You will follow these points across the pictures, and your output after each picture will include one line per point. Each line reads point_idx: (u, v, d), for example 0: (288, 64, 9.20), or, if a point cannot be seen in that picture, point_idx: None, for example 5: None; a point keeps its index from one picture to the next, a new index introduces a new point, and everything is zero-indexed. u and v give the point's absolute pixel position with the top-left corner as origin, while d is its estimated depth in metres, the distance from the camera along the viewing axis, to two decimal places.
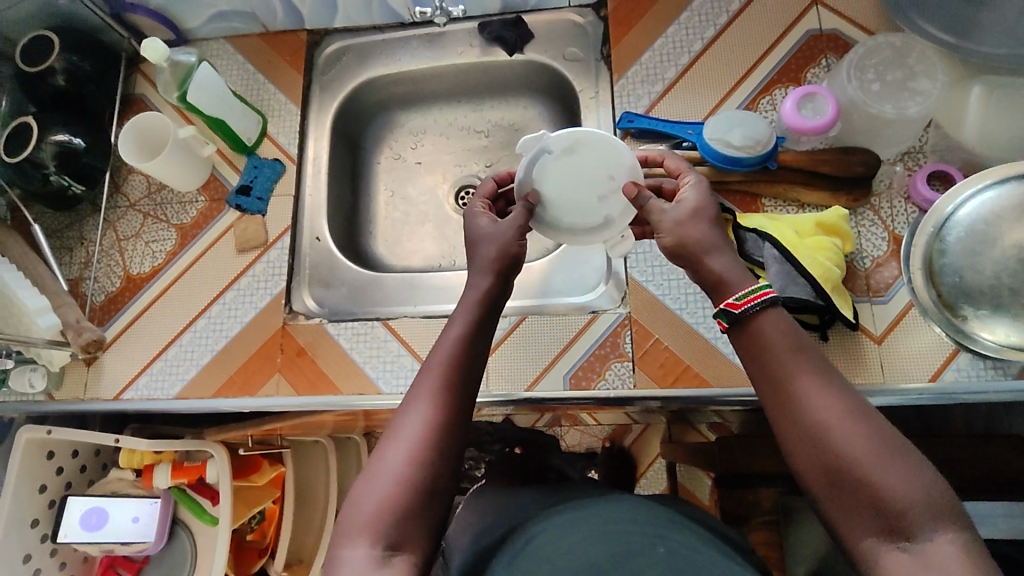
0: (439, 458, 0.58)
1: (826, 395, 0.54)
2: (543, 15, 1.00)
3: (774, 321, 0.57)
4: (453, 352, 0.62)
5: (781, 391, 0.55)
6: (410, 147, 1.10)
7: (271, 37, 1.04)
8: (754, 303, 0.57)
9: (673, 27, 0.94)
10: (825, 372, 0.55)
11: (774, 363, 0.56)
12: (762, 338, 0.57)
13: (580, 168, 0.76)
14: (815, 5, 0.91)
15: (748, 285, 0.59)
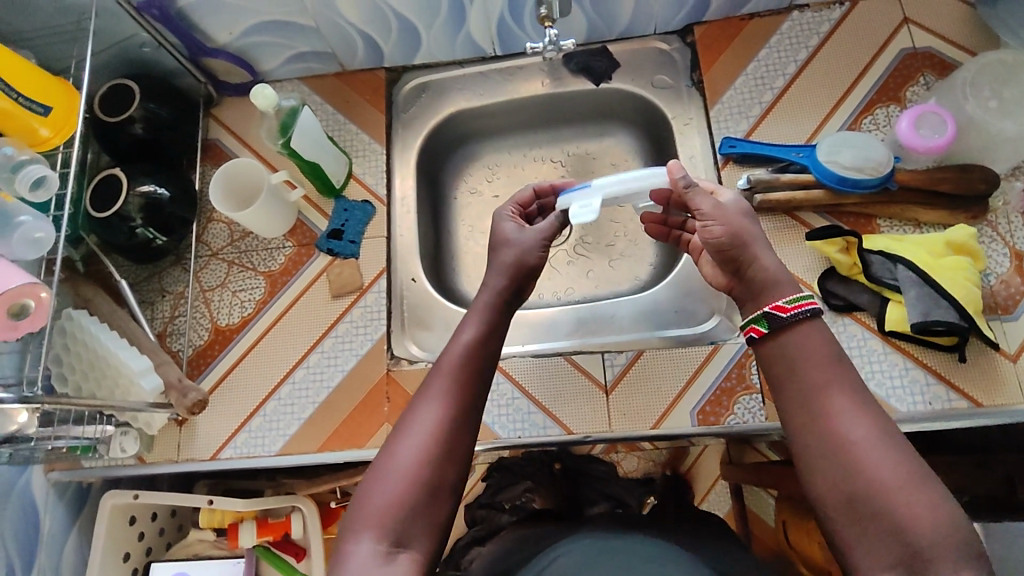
0: (445, 460, 0.57)
1: (849, 413, 0.53)
2: (629, 44, 0.99)
3: (816, 332, 0.57)
4: (463, 352, 0.62)
5: (806, 404, 0.55)
6: (487, 181, 1.07)
7: (348, 75, 1.02)
8: (804, 311, 0.57)
9: (765, 51, 0.93)
10: (855, 392, 0.55)
11: (804, 376, 0.56)
12: (793, 349, 0.57)
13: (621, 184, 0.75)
14: (906, 24, 0.91)
15: (791, 290, 0.59)
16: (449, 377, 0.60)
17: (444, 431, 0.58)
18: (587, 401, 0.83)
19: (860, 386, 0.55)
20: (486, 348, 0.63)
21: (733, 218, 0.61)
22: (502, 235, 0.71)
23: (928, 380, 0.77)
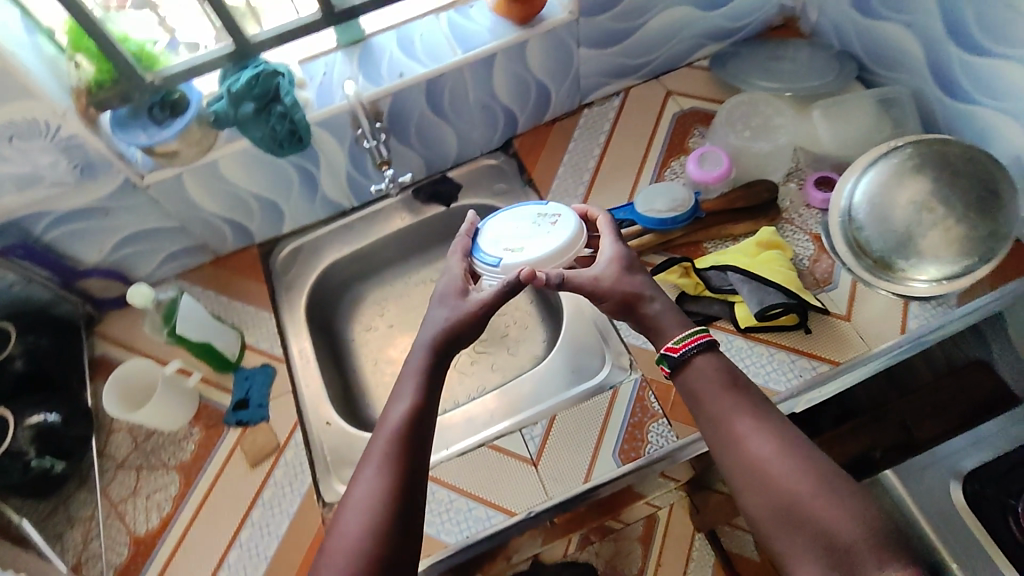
0: (392, 531, 0.59)
1: (755, 433, 0.63)
2: (464, 167, 1.14)
3: (708, 364, 0.68)
4: (403, 413, 0.66)
5: (722, 436, 0.65)
6: (378, 315, 1.15)
7: (224, 260, 1.10)
8: (691, 347, 0.69)
9: (574, 143, 1.12)
10: (758, 412, 0.64)
11: (712, 409, 0.66)
12: (698, 387, 0.68)
13: (533, 245, 0.79)
14: (670, 96, 1.13)
15: (682, 330, 0.71)
16: (389, 440, 0.64)
17: (390, 502, 0.60)
18: (520, 479, 0.86)
19: (761, 411, 0.64)
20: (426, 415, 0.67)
21: (613, 284, 0.74)
22: (447, 286, 0.77)
23: (792, 357, 0.88)
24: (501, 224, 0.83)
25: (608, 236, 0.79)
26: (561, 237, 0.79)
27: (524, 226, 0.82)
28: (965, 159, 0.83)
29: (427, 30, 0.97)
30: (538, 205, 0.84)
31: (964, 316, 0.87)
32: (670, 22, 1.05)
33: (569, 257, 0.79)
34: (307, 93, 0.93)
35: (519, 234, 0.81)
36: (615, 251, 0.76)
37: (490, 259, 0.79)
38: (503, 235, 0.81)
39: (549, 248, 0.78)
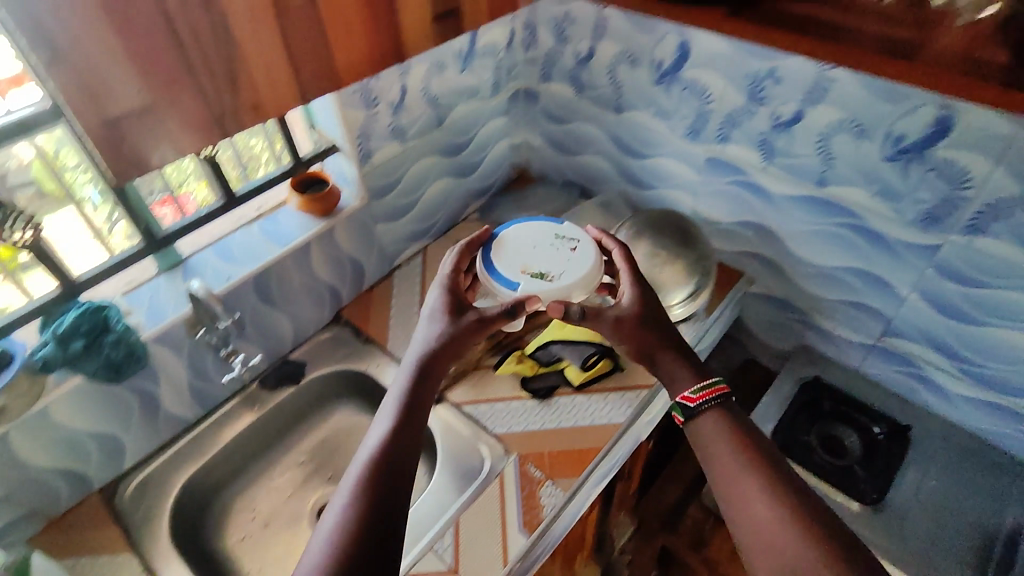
0: (381, 522, 0.65)
1: (760, 495, 0.67)
2: (303, 346, 1.24)
3: (719, 418, 0.75)
4: (383, 437, 0.73)
5: (727, 492, 0.70)
6: (251, 517, 1.11)
7: (59, 521, 1.00)
8: (708, 399, 0.76)
9: (395, 299, 1.29)
10: (766, 471, 0.69)
11: (728, 463, 0.71)
12: (712, 440, 0.74)
13: (556, 265, 0.90)
14: (460, 243, 1.39)
15: (699, 381, 0.79)
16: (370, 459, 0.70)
17: (383, 497, 0.67)
18: None
19: (778, 475, 0.69)
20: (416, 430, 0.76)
21: (632, 326, 0.84)
22: (438, 303, 0.86)
23: (621, 393, 1.08)
24: (519, 242, 0.95)
25: (632, 281, 0.88)
26: (578, 262, 0.91)
27: (541, 253, 0.93)
28: (666, 219, 1.17)
29: (243, 240, 1.11)
30: (553, 227, 0.97)
31: (713, 322, 1.19)
32: (442, 189, 1.35)
33: (592, 279, 0.90)
34: (137, 316, 1.00)
35: (536, 257, 0.92)
36: (635, 296, 0.87)
37: (508, 278, 0.89)
38: (520, 259, 0.92)
39: (569, 274, 0.89)
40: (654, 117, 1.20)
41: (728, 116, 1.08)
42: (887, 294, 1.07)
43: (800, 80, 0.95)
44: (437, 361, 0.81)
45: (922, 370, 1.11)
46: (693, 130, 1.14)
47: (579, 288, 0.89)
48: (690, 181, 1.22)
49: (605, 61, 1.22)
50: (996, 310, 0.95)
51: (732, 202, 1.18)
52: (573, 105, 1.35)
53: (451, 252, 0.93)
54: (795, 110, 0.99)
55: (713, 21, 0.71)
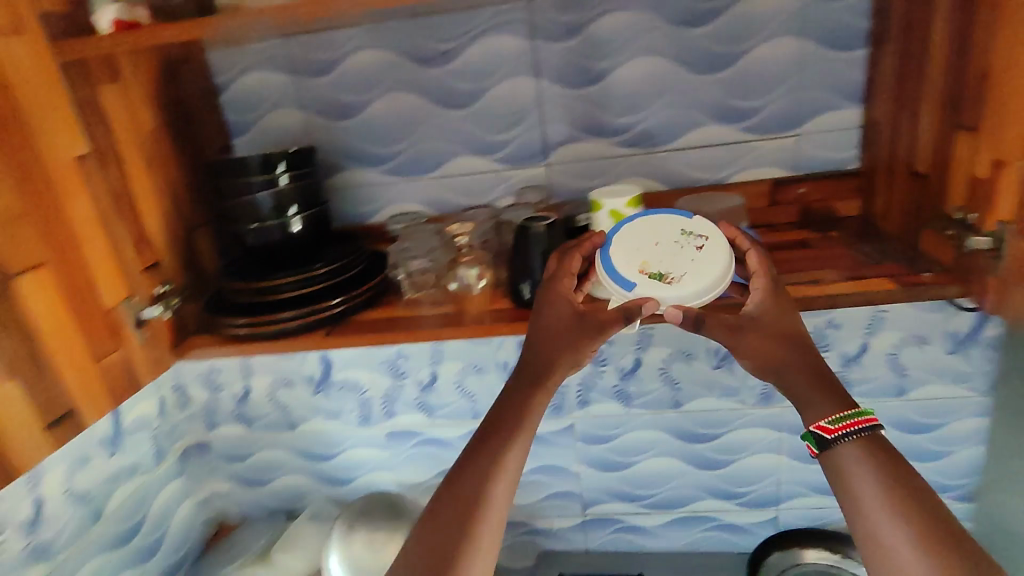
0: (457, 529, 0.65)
1: (908, 550, 0.59)
2: None
3: (864, 449, 0.66)
4: (479, 447, 0.71)
5: (874, 544, 0.61)
6: None
7: None
8: (849, 430, 0.66)
9: None
10: (916, 516, 0.60)
11: (869, 510, 0.62)
12: (854, 479, 0.65)
13: (680, 264, 0.78)
14: None
15: (837, 408, 0.69)
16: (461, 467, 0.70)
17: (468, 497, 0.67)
18: None
19: (934, 525, 0.60)
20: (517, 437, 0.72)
21: (770, 323, 0.75)
22: (559, 286, 0.79)
23: None
24: (637, 240, 0.81)
25: (766, 295, 0.76)
26: (708, 268, 0.77)
27: (665, 247, 0.80)
28: (371, 501, 1.23)
29: None
30: (683, 222, 0.82)
31: None
32: None
33: (714, 292, 0.76)
34: None
35: (660, 256, 0.79)
36: (770, 311, 0.76)
37: (625, 276, 0.77)
38: (643, 250, 0.80)
39: (693, 279, 0.76)
40: (326, 420, 1.34)
41: (386, 396, 1.29)
42: (568, 475, 1.31)
43: (421, 354, 1.25)
44: (554, 361, 0.76)
45: (625, 520, 1.34)
46: (364, 417, 1.32)
47: (693, 297, 0.76)
48: (383, 460, 1.37)
49: (263, 392, 1.33)
50: (629, 451, 1.28)
51: (423, 461, 1.35)
52: (247, 440, 1.39)
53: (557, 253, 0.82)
54: (429, 374, 1.26)
55: (319, 341, 0.90)
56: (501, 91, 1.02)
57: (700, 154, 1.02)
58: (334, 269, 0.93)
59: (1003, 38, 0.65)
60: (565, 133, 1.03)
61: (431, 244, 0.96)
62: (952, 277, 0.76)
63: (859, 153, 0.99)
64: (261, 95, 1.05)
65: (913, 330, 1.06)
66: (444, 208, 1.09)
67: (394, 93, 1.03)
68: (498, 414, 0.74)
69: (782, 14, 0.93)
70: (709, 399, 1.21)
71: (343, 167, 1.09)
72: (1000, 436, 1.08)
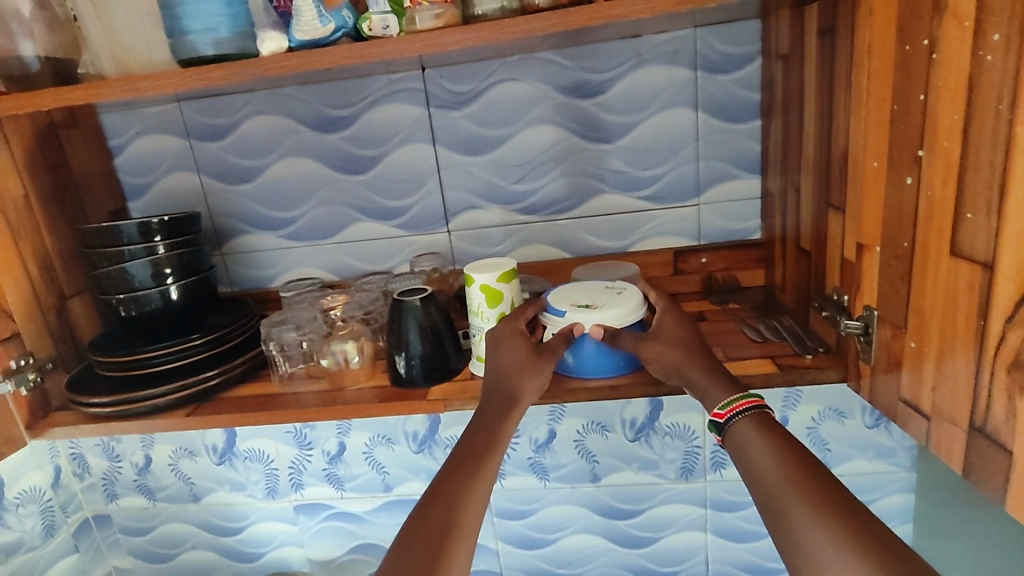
0: (440, 537, 0.61)
1: (795, 498, 0.57)
2: None
3: (759, 423, 0.66)
4: (454, 462, 0.68)
5: (770, 506, 0.59)
6: None
7: None
8: (738, 411, 0.67)
9: None
10: (806, 475, 0.59)
11: (761, 467, 0.62)
12: (748, 450, 0.64)
13: (604, 297, 0.82)
14: None
15: (728, 393, 0.70)
16: (441, 480, 0.67)
17: (448, 505, 0.64)
18: None
19: (813, 467, 0.60)
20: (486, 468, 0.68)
21: (673, 331, 0.77)
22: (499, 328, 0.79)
23: None
24: (569, 289, 0.86)
25: (667, 310, 0.80)
26: (629, 298, 0.81)
27: (593, 290, 0.84)
28: None
29: None
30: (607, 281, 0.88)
31: None
32: None
33: (638, 316, 0.79)
34: None
35: (587, 295, 0.83)
36: (671, 317, 0.79)
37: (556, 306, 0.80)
38: (572, 294, 0.84)
39: (616, 304, 0.79)
40: (231, 491, 1.25)
41: (292, 467, 1.22)
42: (486, 553, 1.24)
43: (328, 424, 1.19)
44: (524, 383, 0.74)
45: None
46: (270, 489, 1.24)
47: (618, 314, 0.78)
48: (292, 534, 1.28)
49: (164, 462, 1.24)
50: (549, 526, 1.21)
51: (336, 535, 1.27)
52: (149, 513, 1.29)
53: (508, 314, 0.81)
54: (337, 444, 1.20)
55: (182, 420, 0.84)
56: (398, 158, 1.00)
57: (601, 223, 0.99)
58: (213, 339, 0.88)
59: (856, 119, 0.62)
60: (464, 199, 1.01)
61: (306, 317, 0.89)
62: (831, 361, 0.73)
63: (759, 223, 0.98)
64: (156, 159, 1.03)
65: (830, 404, 1.01)
66: (344, 273, 1.06)
67: (289, 158, 1.01)
68: (463, 447, 0.70)
69: (675, 83, 0.92)
70: (627, 473, 1.16)
71: (241, 231, 1.06)
72: (925, 515, 1.03)
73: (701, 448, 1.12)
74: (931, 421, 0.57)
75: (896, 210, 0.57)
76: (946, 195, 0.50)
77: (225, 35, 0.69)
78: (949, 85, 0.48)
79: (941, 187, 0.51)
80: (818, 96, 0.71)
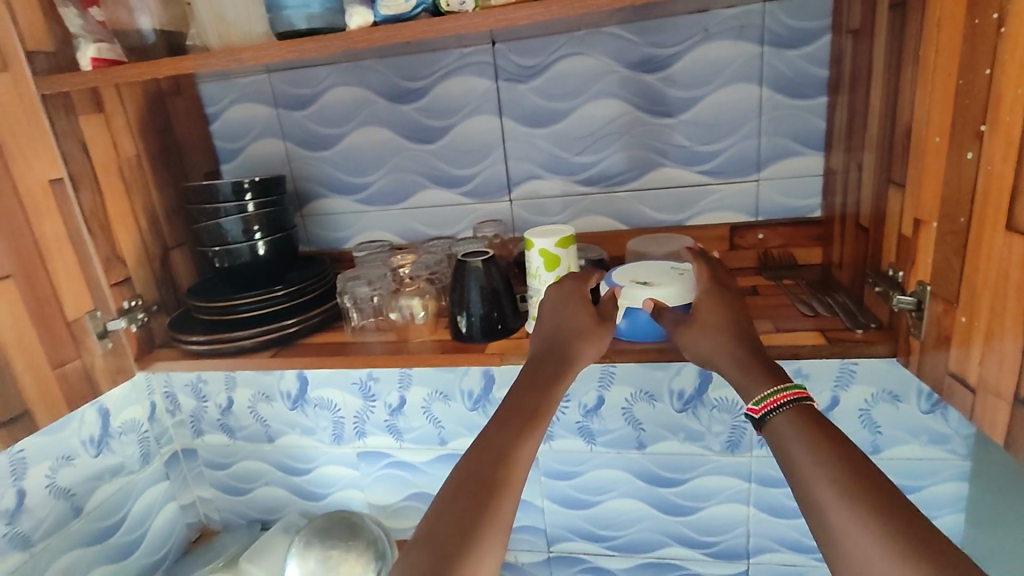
0: (496, 480, 0.64)
1: (834, 493, 0.56)
2: None
3: (796, 418, 0.64)
4: (509, 412, 0.71)
5: (808, 500, 0.58)
6: None
7: None
8: (774, 406, 0.66)
9: None
10: (846, 468, 0.58)
11: (799, 459, 0.61)
12: (786, 441, 0.63)
13: (664, 276, 0.85)
14: None
15: (765, 388, 0.68)
16: (497, 426, 0.70)
17: (505, 453, 0.67)
18: None
19: (855, 462, 0.58)
20: (533, 427, 0.71)
21: (711, 316, 0.77)
22: (557, 292, 0.82)
23: None
24: (636, 266, 0.90)
25: (707, 292, 0.80)
26: (688, 280, 0.83)
27: (657, 269, 0.88)
28: (330, 519, 1.21)
29: None
30: (675, 262, 0.90)
31: None
32: None
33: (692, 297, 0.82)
34: None
35: (648, 272, 0.87)
36: (709, 302, 0.78)
37: (614, 280, 0.86)
38: (637, 270, 0.88)
39: (672, 285, 0.83)
40: (302, 434, 1.37)
41: (357, 416, 1.32)
42: (532, 510, 1.30)
43: (390, 379, 1.28)
44: (580, 347, 0.78)
45: (590, 560, 1.32)
46: (337, 436, 1.35)
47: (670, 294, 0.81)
48: (354, 479, 1.38)
49: (244, 404, 1.36)
50: (593, 488, 1.26)
51: (394, 483, 1.36)
52: (229, 450, 1.42)
53: (571, 278, 0.84)
54: (398, 397, 1.28)
55: (266, 360, 0.94)
56: (466, 129, 1.05)
57: (660, 196, 1.02)
58: (293, 292, 0.97)
59: (921, 95, 0.63)
60: (527, 170, 1.05)
61: (377, 274, 0.98)
62: (882, 336, 0.75)
63: (821, 201, 0.98)
64: (247, 126, 1.12)
65: (883, 386, 1.00)
66: (412, 237, 1.13)
67: (365, 127, 1.08)
68: (511, 405, 0.72)
69: (742, 58, 0.93)
70: (673, 443, 1.19)
71: (319, 195, 1.14)
72: (978, 505, 1.02)
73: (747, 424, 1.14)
74: (977, 394, 0.58)
75: (955, 185, 0.58)
76: (1006, 170, 0.51)
77: (318, 10, 0.76)
78: (1016, 59, 0.49)
79: (1000, 162, 0.51)
80: (886, 71, 0.71)
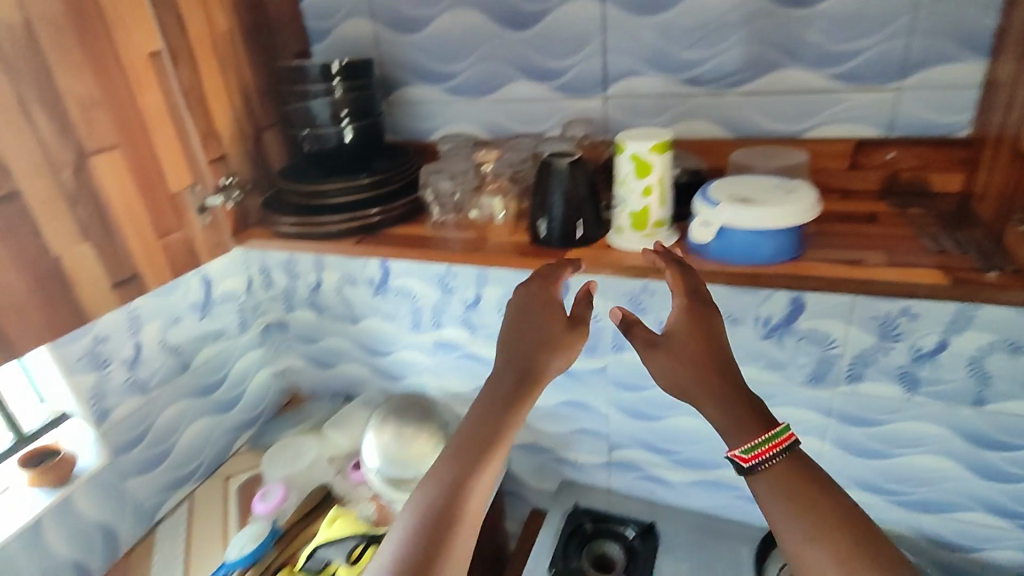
0: (448, 513, 0.65)
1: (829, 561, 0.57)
2: None
3: (784, 475, 0.61)
4: (468, 435, 0.70)
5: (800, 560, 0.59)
6: None
7: None
8: (761, 460, 0.62)
9: (156, 557, 1.20)
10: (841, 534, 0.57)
11: (793, 521, 0.59)
12: (774, 495, 0.61)
13: (770, 195, 0.76)
14: (228, 483, 1.36)
15: (751, 435, 0.63)
16: (455, 450, 0.69)
17: (459, 481, 0.67)
18: None
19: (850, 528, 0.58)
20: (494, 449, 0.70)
21: (683, 343, 0.70)
22: (526, 296, 0.78)
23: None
24: (738, 180, 0.81)
25: (684, 307, 0.72)
26: (798, 200, 0.75)
27: (761, 186, 0.79)
28: (406, 400, 1.28)
29: None
30: (784, 178, 0.81)
31: None
32: (200, 431, 1.35)
33: (800, 221, 0.74)
34: None
35: (752, 189, 0.78)
36: (685, 324, 0.71)
37: (712, 195, 0.78)
38: (737, 187, 0.79)
39: (779, 204, 0.74)
40: (382, 319, 1.43)
41: (434, 308, 1.36)
42: (597, 415, 1.32)
43: (468, 275, 1.29)
44: (544, 363, 0.74)
45: (649, 469, 1.34)
46: (415, 324, 1.40)
47: (774, 217, 0.73)
48: (428, 366, 1.45)
49: (331, 287, 1.43)
50: (660, 403, 1.25)
51: (466, 374, 1.42)
52: (316, 327, 1.51)
53: (539, 280, 0.79)
54: (475, 294, 1.30)
55: (350, 247, 0.95)
56: (564, 13, 0.96)
57: (777, 101, 0.90)
58: (377, 181, 0.97)
59: None
60: (628, 64, 0.96)
61: (460, 168, 0.97)
62: (1020, 281, 0.65)
63: (974, 117, 0.83)
64: (337, 4, 1.08)
65: (1006, 335, 0.89)
66: (497, 133, 1.08)
67: (457, 9, 1.01)
68: (473, 425, 0.71)
69: None
70: (753, 370, 1.09)
71: (407, 82, 1.10)
72: None
73: (838, 355, 1.01)
74: None
75: None
76: None
77: None
78: None
79: None
80: None
